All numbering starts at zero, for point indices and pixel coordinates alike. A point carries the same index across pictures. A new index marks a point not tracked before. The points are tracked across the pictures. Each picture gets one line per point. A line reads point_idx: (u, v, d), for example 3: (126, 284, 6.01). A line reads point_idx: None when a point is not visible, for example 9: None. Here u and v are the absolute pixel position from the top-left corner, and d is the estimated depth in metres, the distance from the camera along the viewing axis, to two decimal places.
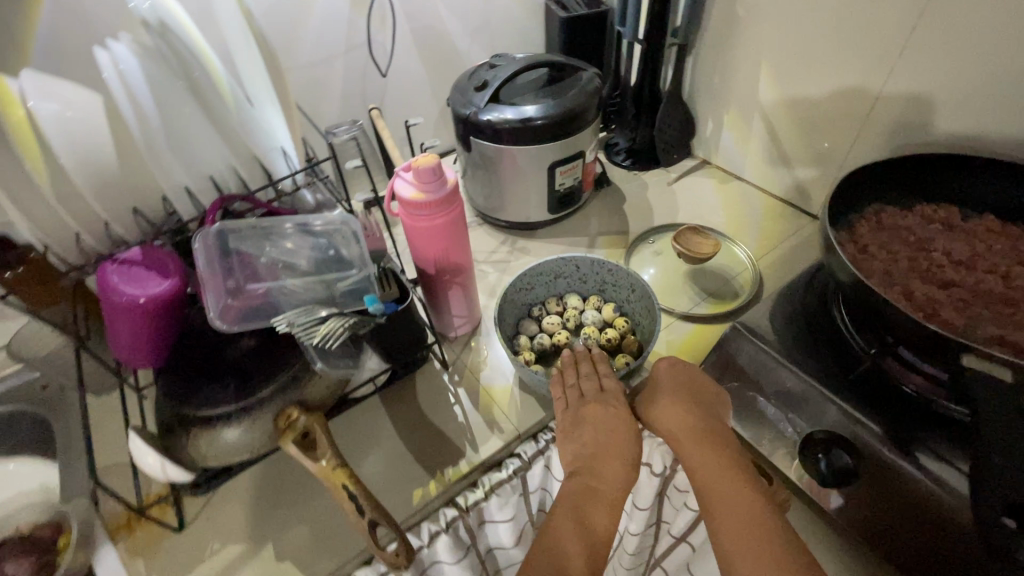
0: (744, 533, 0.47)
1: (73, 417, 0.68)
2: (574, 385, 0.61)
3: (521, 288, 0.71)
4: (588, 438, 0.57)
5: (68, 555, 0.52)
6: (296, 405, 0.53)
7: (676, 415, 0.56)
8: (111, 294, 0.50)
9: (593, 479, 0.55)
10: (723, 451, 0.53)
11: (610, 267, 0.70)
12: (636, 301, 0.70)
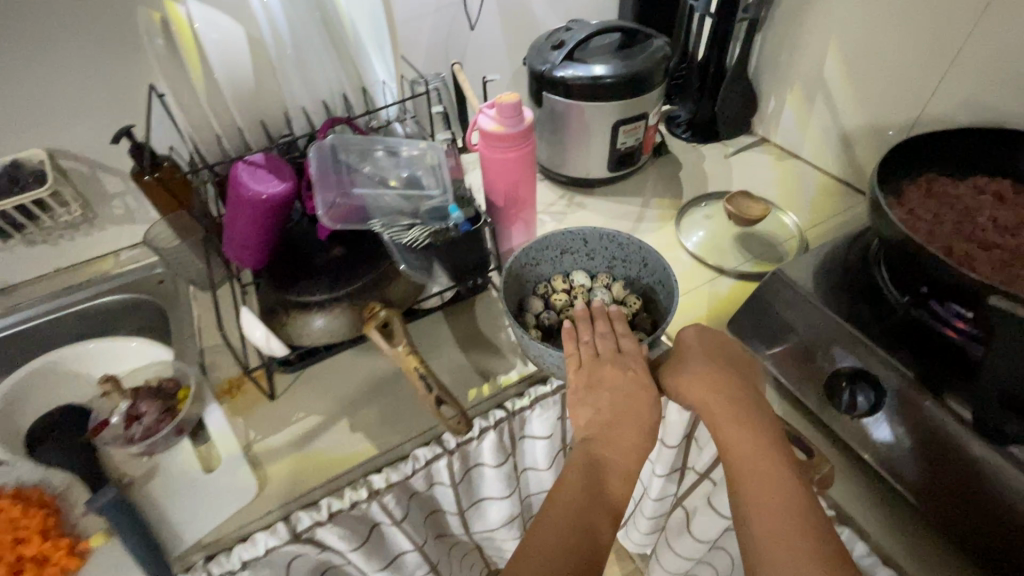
0: (763, 492, 0.51)
1: (187, 307, 0.80)
2: (588, 343, 0.61)
3: (527, 261, 0.70)
4: (605, 402, 0.58)
5: (187, 405, 0.63)
6: (378, 301, 0.62)
7: (701, 376, 0.58)
8: (240, 188, 0.59)
9: (606, 449, 0.57)
10: (748, 408, 0.56)
11: (621, 240, 0.69)
12: (649, 275, 0.70)
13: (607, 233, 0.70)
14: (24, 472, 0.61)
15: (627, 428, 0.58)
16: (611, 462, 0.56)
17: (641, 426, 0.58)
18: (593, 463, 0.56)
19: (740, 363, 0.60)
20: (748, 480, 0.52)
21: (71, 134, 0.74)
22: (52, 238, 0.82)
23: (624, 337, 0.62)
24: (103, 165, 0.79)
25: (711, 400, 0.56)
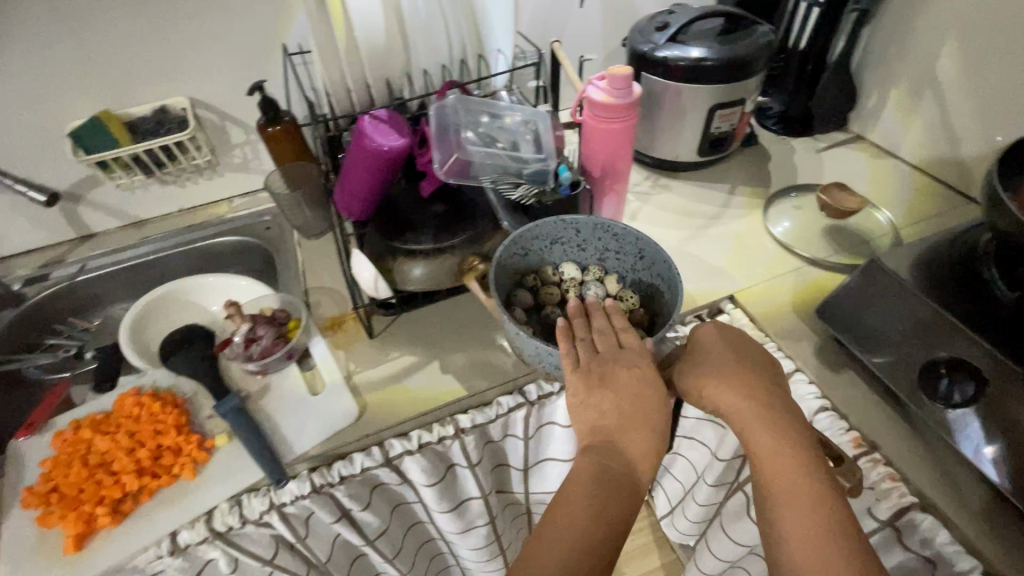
0: (792, 501, 0.48)
1: (294, 251, 0.87)
2: (586, 340, 0.58)
3: (515, 254, 0.66)
4: (611, 402, 0.53)
5: (297, 334, 0.70)
6: (476, 255, 0.68)
7: (721, 376, 0.55)
8: (365, 141, 0.65)
9: (614, 457, 0.51)
10: (773, 410, 0.53)
11: (618, 231, 0.66)
12: (645, 268, 0.67)
13: (599, 222, 0.65)
14: (160, 376, 0.70)
15: (635, 431, 0.52)
16: (619, 472, 0.50)
17: (652, 428, 0.52)
18: (600, 472, 0.50)
19: (761, 361, 0.57)
20: (775, 487, 0.49)
21: (210, 87, 0.82)
22: (179, 180, 0.91)
23: (623, 331, 0.59)
24: (230, 117, 0.87)
25: (733, 403, 0.53)
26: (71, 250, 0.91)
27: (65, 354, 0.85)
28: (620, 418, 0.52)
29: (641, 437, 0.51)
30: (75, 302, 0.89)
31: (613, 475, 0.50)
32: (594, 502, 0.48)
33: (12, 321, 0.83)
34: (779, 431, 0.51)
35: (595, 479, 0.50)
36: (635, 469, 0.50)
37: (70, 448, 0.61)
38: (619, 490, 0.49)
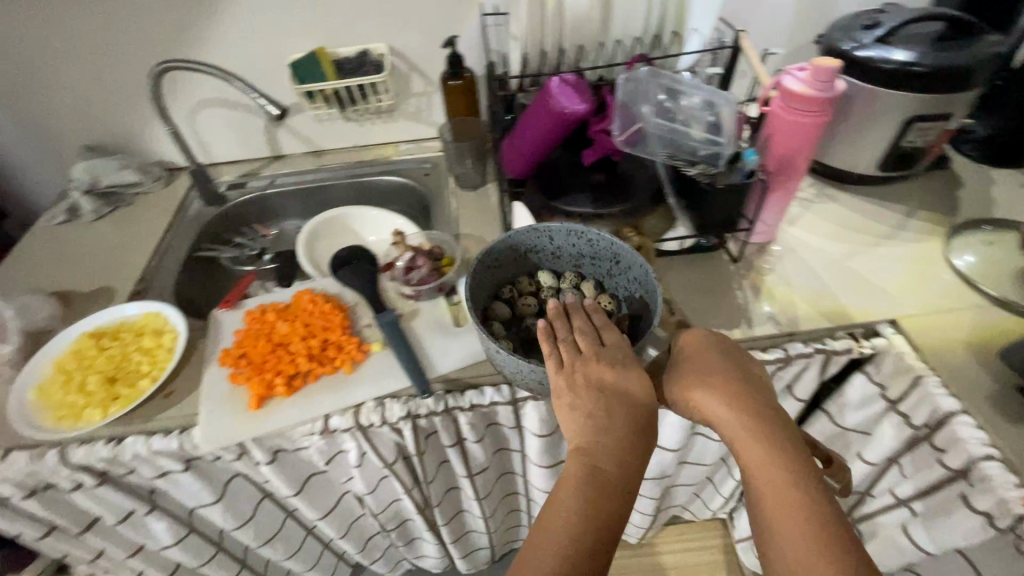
0: (789, 512, 0.45)
1: (450, 199, 0.94)
2: (565, 339, 0.57)
3: (494, 261, 0.67)
4: (594, 401, 0.52)
5: (450, 271, 0.76)
6: (631, 227, 0.71)
7: (713, 382, 0.52)
8: (549, 99, 0.68)
9: (603, 459, 0.49)
10: (765, 418, 0.50)
11: (591, 236, 0.66)
12: (621, 271, 0.66)
13: (574, 227, 0.66)
14: (330, 285, 0.80)
15: (621, 430, 0.51)
16: (609, 473, 0.49)
17: (637, 426, 0.51)
18: (590, 473, 0.49)
19: (750, 371, 0.54)
20: (768, 498, 0.46)
21: (407, 39, 0.91)
22: (360, 119, 1.01)
23: (604, 329, 0.58)
24: (415, 67, 0.95)
25: (722, 410, 0.50)
26: (264, 166, 1.05)
27: (243, 253, 0.98)
28: (608, 420, 0.51)
29: (627, 437, 0.50)
30: (260, 211, 1.04)
31: (605, 475, 0.49)
32: (585, 500, 0.47)
33: (215, 218, 0.98)
34: (769, 437, 0.48)
35: (585, 476, 0.49)
36: (624, 470, 0.49)
37: (258, 324, 0.72)
38: (611, 489, 0.48)
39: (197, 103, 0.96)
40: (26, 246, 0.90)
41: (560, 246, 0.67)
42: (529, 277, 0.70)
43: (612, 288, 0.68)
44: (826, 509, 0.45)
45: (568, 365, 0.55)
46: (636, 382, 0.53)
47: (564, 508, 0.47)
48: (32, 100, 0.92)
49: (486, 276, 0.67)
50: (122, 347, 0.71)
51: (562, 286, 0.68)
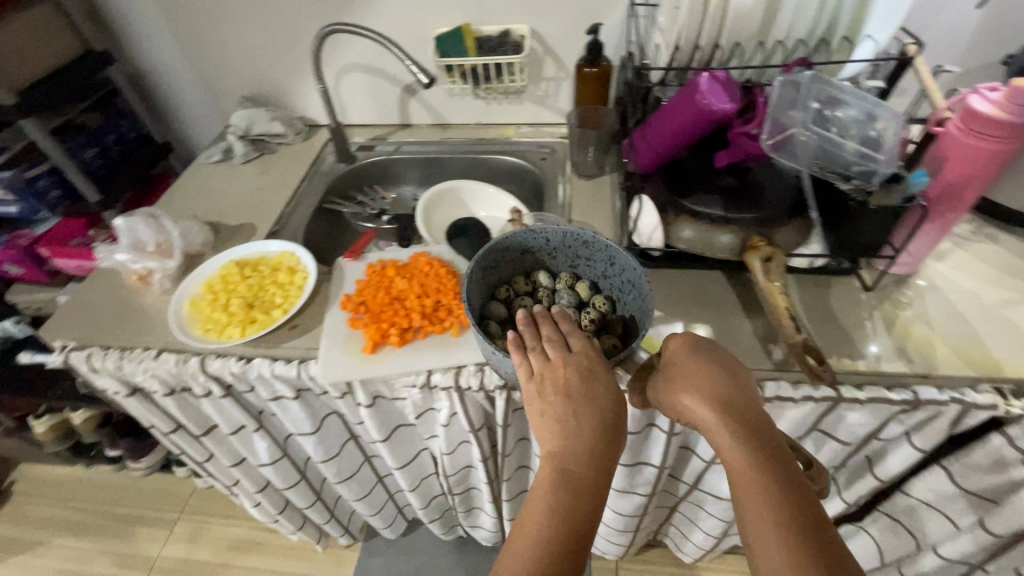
0: (758, 508, 0.45)
1: (565, 186, 0.95)
2: (536, 348, 0.59)
3: (492, 262, 0.70)
4: (560, 407, 0.54)
5: None
6: (761, 237, 0.66)
7: (688, 386, 0.53)
8: (696, 96, 0.66)
9: (573, 460, 0.53)
10: (739, 418, 0.50)
11: (587, 238, 0.70)
12: (615, 275, 0.70)
13: (571, 230, 0.69)
14: (444, 251, 0.83)
15: (587, 433, 0.54)
16: (579, 474, 0.52)
17: (604, 426, 0.54)
18: (560, 474, 0.52)
19: (727, 371, 0.54)
20: (740, 494, 0.47)
21: (550, 23, 0.92)
22: (487, 98, 1.04)
23: (572, 336, 0.60)
24: (551, 52, 0.96)
25: (697, 409, 0.52)
26: (392, 132, 1.11)
27: (365, 211, 1.03)
28: (575, 424, 0.54)
29: (593, 438, 0.53)
30: (382, 174, 1.10)
31: (574, 474, 0.52)
32: (557, 497, 0.51)
33: (344, 174, 1.05)
34: (737, 436, 0.49)
35: (557, 475, 0.52)
36: (593, 469, 0.52)
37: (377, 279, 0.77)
38: (582, 486, 0.52)
39: (344, 67, 1.03)
40: (188, 179, 1.03)
41: (556, 246, 0.71)
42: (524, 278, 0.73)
43: (605, 288, 0.72)
44: (797, 505, 0.45)
45: (537, 372, 0.57)
46: (602, 388, 0.56)
47: (537, 506, 0.51)
48: (209, 50, 1.03)
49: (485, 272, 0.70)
50: (260, 279, 0.79)
51: (557, 285, 0.72)
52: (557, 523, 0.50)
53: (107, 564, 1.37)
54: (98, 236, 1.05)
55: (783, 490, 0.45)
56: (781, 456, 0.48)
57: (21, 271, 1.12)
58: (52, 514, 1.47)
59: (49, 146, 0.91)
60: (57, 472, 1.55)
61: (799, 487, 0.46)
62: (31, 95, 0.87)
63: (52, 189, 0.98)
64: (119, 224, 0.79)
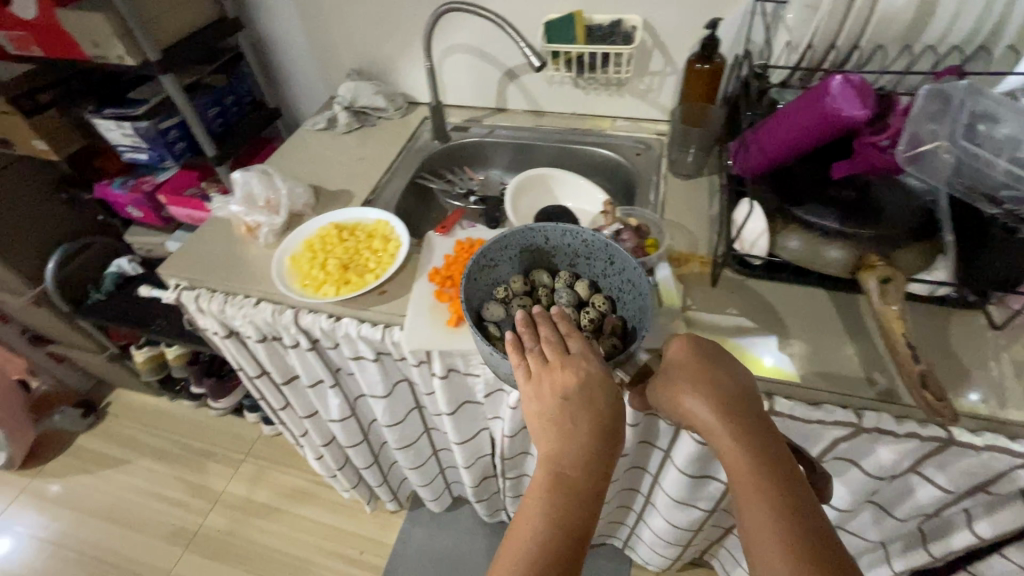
0: (757, 507, 0.46)
1: (659, 184, 0.92)
2: (532, 348, 0.60)
3: (491, 259, 0.73)
4: (556, 410, 0.55)
5: (654, 253, 0.75)
6: (880, 256, 0.61)
7: (688, 389, 0.53)
8: (826, 98, 0.62)
9: (567, 465, 0.53)
10: (740, 421, 0.51)
11: (585, 237, 0.71)
12: (616, 273, 0.71)
13: (569, 228, 0.72)
14: None
15: (582, 435, 0.54)
16: (571, 479, 0.53)
17: (600, 430, 0.54)
18: (554, 479, 0.53)
19: (729, 376, 0.54)
20: (741, 495, 0.47)
21: (666, 15, 0.89)
22: (587, 88, 1.03)
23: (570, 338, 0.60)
24: (660, 46, 0.93)
25: (698, 412, 0.52)
26: (487, 115, 1.12)
27: (454, 190, 1.05)
28: (570, 429, 0.54)
29: (587, 444, 0.54)
30: (473, 156, 1.11)
31: (568, 478, 0.53)
32: (552, 501, 0.52)
33: (438, 152, 1.08)
34: (738, 440, 0.49)
35: (551, 480, 0.53)
36: (587, 473, 0.53)
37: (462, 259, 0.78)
38: (575, 491, 0.53)
39: (451, 47, 1.05)
40: (294, 143, 1.09)
41: (556, 244, 0.73)
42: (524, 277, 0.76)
43: (605, 287, 0.74)
44: (800, 512, 0.45)
45: (533, 374, 0.58)
46: (598, 392, 0.55)
47: (531, 511, 0.52)
48: (327, 23, 1.08)
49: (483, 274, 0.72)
50: (354, 243, 0.82)
51: (557, 284, 0.74)
52: (550, 526, 0.51)
53: (179, 490, 1.50)
54: (210, 189, 1.15)
55: (783, 497, 0.46)
56: (783, 462, 0.48)
57: (141, 214, 1.23)
58: (138, 437, 1.62)
59: (180, 100, 0.97)
60: (145, 400, 1.71)
61: (801, 494, 0.46)
62: (173, 52, 0.94)
63: (179, 144, 1.04)
64: (237, 177, 0.84)
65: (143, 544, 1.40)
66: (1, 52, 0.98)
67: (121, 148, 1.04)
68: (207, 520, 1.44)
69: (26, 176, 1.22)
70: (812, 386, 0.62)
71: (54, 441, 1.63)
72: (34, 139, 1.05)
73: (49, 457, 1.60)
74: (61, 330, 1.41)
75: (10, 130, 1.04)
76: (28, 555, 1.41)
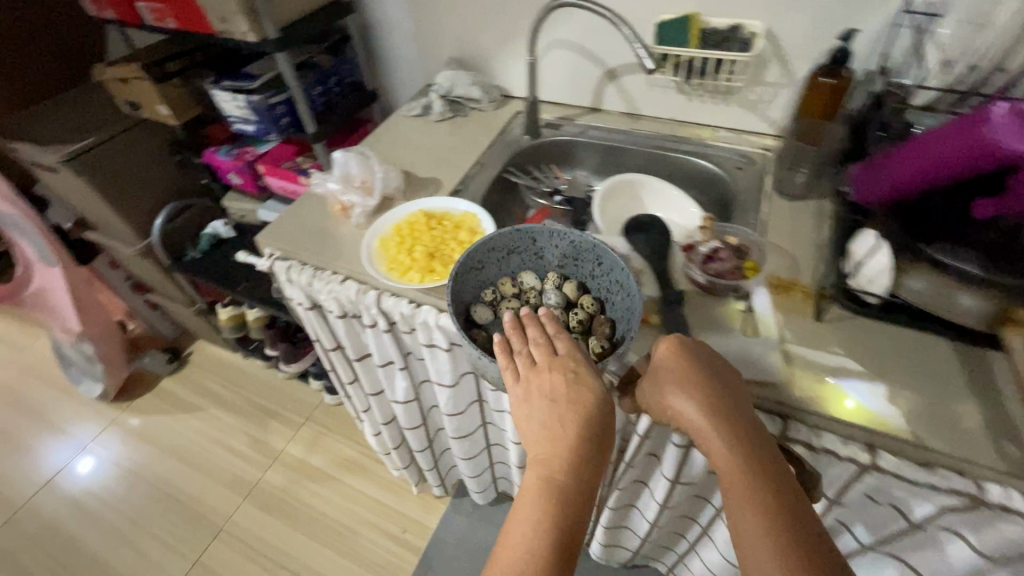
0: (742, 499, 0.49)
1: (760, 202, 0.86)
2: (524, 350, 0.63)
3: (479, 261, 0.77)
4: (546, 412, 0.57)
5: (753, 278, 0.71)
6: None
7: (677, 389, 0.55)
8: (985, 123, 0.54)
9: (557, 470, 0.55)
10: (726, 420, 0.53)
11: (572, 240, 0.76)
12: (603, 275, 0.75)
13: (555, 230, 0.76)
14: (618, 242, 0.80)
15: (571, 438, 0.56)
16: (562, 481, 0.55)
17: (589, 431, 0.56)
18: (545, 483, 0.55)
19: (715, 376, 0.57)
20: (727, 488, 0.51)
21: (792, 23, 0.83)
22: (692, 94, 0.98)
23: (559, 339, 0.63)
24: (781, 55, 0.87)
25: (686, 410, 0.55)
26: (580, 114, 1.10)
27: (540, 187, 1.03)
28: (560, 432, 0.56)
29: (578, 447, 0.56)
30: (561, 154, 1.09)
31: (560, 483, 0.54)
32: (545, 505, 0.53)
33: (527, 148, 1.06)
34: (726, 436, 0.52)
35: (545, 484, 0.54)
36: (579, 478, 0.55)
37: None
38: (567, 496, 0.54)
39: (553, 43, 1.03)
40: (389, 127, 1.11)
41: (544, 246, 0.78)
42: (513, 280, 0.80)
43: (593, 289, 0.78)
44: (785, 506, 0.48)
45: (523, 376, 0.61)
46: (586, 393, 0.58)
47: (524, 516, 0.53)
48: (434, 12, 1.09)
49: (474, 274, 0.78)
50: (441, 232, 0.83)
51: (546, 286, 0.79)
52: (545, 531, 0.52)
53: (243, 443, 1.60)
54: (305, 163, 1.21)
55: (770, 490, 0.49)
56: (768, 458, 0.51)
57: (241, 181, 1.31)
58: (214, 388, 1.74)
59: (290, 76, 1.01)
60: (223, 354, 1.83)
61: (787, 490, 0.49)
62: (290, 31, 0.98)
63: (284, 118, 1.07)
64: (338, 156, 0.87)
65: (208, 488, 1.50)
66: (140, 22, 1.06)
67: (233, 119, 1.10)
68: (266, 475, 1.52)
69: (147, 137, 1.32)
70: (925, 446, 0.56)
71: (142, 380, 1.78)
72: (159, 104, 1.13)
73: (137, 394, 1.75)
74: (159, 281, 1.53)
75: (140, 94, 1.13)
76: (111, 481, 1.55)
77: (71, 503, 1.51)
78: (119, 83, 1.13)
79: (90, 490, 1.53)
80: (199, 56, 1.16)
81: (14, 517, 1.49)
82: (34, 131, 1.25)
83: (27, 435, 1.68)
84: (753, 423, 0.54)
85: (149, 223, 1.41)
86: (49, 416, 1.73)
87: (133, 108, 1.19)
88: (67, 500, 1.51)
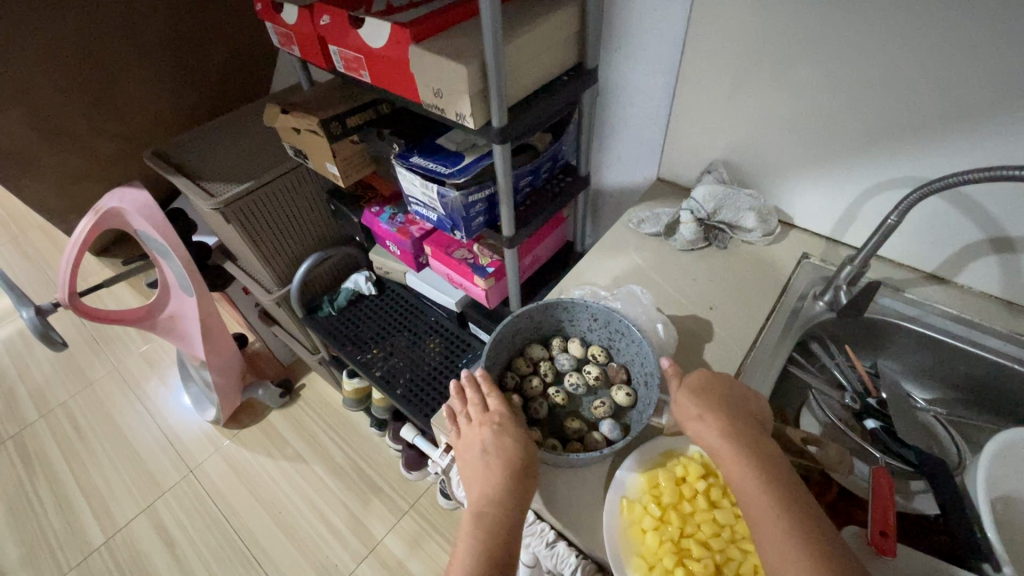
0: (764, 512, 0.45)
1: None
2: (462, 411, 0.59)
3: (492, 359, 0.67)
4: (474, 459, 0.54)
5: None
6: None
7: (699, 420, 0.52)
8: None
9: (485, 500, 0.50)
10: (755, 449, 0.49)
11: (565, 305, 0.69)
12: (601, 328, 0.70)
13: (556, 303, 0.69)
14: None
15: (497, 477, 0.51)
16: (490, 514, 0.50)
17: (509, 470, 0.52)
18: (475, 519, 0.50)
19: (738, 403, 0.53)
20: (749, 507, 0.46)
21: None
22: None
23: (490, 394, 0.59)
24: None
25: (708, 439, 0.51)
26: (911, 282, 0.72)
27: (838, 397, 0.71)
28: (483, 470, 0.52)
29: (503, 480, 0.51)
30: (867, 334, 0.73)
31: (488, 518, 0.49)
32: (474, 545, 0.48)
33: (822, 323, 0.72)
34: (739, 454, 0.48)
35: (474, 525, 0.50)
36: (509, 512, 0.50)
37: None
38: (497, 531, 0.49)
39: (912, 178, 0.68)
40: (612, 249, 0.82)
41: (542, 319, 0.71)
42: (522, 356, 0.73)
43: (596, 340, 0.72)
44: (805, 522, 0.44)
45: (461, 433, 0.57)
46: (508, 440, 0.54)
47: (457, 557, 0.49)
48: (711, 98, 0.77)
49: (492, 368, 0.68)
50: (677, 534, 0.50)
51: (551, 354, 0.73)
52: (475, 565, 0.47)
53: (342, 518, 1.43)
54: (482, 257, 0.96)
55: (784, 498, 0.45)
56: (778, 472, 0.48)
57: (398, 252, 1.08)
58: (321, 438, 1.59)
59: (502, 169, 0.74)
60: (337, 398, 1.69)
61: (799, 491, 0.46)
62: (519, 113, 0.71)
63: (477, 217, 0.81)
64: (632, 295, 0.71)
65: (297, 567, 1.35)
66: (330, 67, 0.83)
67: (413, 200, 0.85)
68: (358, 569, 1.34)
69: (306, 180, 1.13)
70: None
71: (253, 409, 1.69)
72: (328, 163, 0.91)
73: (246, 423, 1.65)
74: (291, 326, 1.39)
75: (311, 148, 0.92)
76: (204, 524, 1.44)
77: (164, 538, 1.43)
78: (291, 131, 0.93)
79: (183, 529, 1.44)
80: (385, 107, 0.94)
81: (112, 539, 1.44)
82: (196, 163, 1.10)
83: (140, 442, 1.64)
84: (767, 441, 0.50)
85: (293, 270, 1.26)
86: (163, 422, 1.68)
87: (298, 156, 0.99)
88: (161, 534, 1.43)
